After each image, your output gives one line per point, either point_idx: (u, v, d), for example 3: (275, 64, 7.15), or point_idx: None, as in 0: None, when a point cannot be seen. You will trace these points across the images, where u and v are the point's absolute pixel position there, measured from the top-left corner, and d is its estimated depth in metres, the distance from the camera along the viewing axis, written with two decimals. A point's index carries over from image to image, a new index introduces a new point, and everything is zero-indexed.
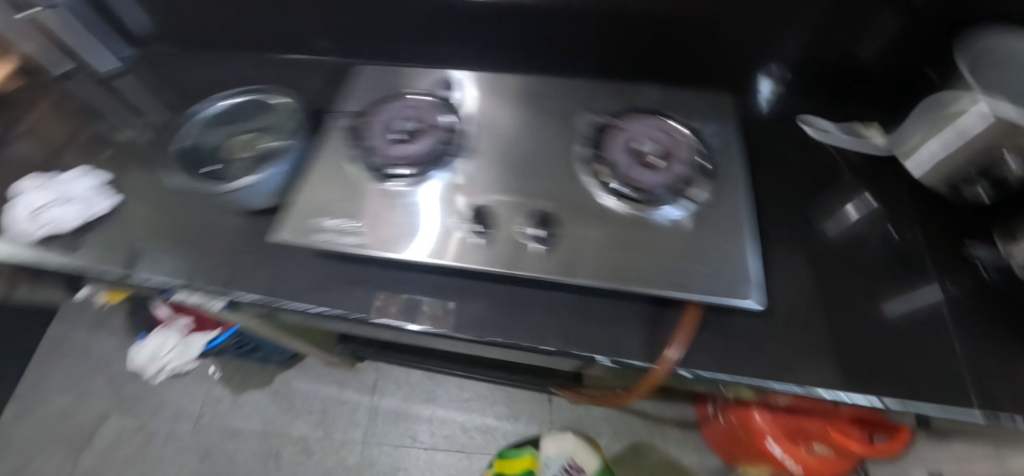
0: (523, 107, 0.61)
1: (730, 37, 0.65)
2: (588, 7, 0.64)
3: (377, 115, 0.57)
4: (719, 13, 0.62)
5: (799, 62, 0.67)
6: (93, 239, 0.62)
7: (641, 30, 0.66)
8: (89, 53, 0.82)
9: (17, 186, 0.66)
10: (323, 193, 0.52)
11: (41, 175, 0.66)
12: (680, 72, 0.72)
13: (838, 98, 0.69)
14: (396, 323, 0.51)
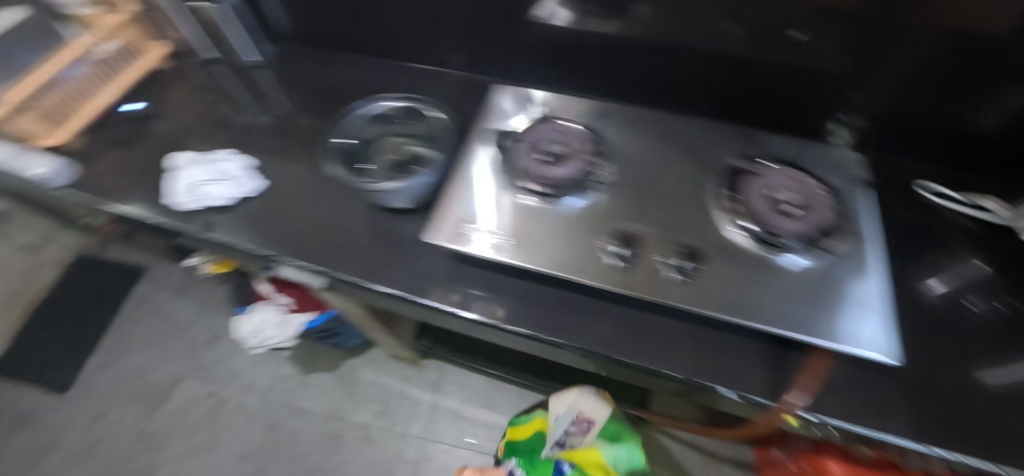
0: (656, 139, 0.63)
1: (843, 92, 0.66)
2: (720, 53, 0.68)
3: (524, 135, 0.61)
4: (837, 71, 0.63)
5: (879, 118, 0.68)
6: (240, 218, 0.68)
7: (764, 81, 0.70)
8: (240, 42, 0.88)
9: (173, 161, 0.72)
10: (474, 203, 0.57)
11: (195, 154, 0.73)
12: (779, 114, 0.74)
13: (951, 157, 0.70)
14: (531, 333, 0.56)
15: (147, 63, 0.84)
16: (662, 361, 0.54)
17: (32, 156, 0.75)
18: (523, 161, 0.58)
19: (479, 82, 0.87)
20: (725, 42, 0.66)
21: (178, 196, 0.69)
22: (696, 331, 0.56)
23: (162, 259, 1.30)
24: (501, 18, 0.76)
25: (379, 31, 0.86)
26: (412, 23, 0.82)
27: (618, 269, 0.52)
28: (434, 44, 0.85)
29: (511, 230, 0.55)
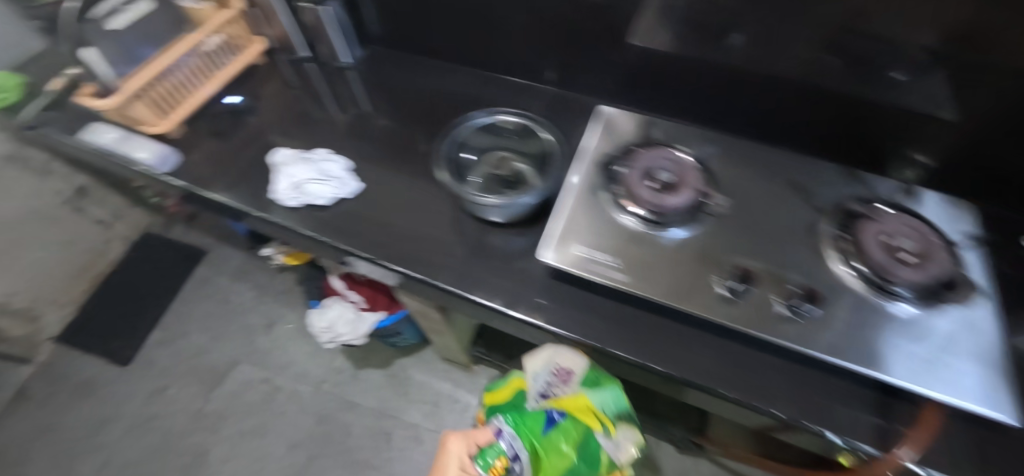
0: (764, 173, 0.63)
1: (923, 131, 0.66)
2: (825, 89, 0.67)
3: (635, 161, 0.61)
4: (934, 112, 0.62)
5: (950, 160, 0.68)
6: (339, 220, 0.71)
7: (866, 118, 0.68)
8: (342, 47, 0.88)
9: (276, 156, 0.74)
10: (582, 225, 0.58)
11: (296, 150, 0.75)
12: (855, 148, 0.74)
13: None
14: (633, 357, 0.56)
15: (247, 58, 0.87)
16: (768, 399, 0.53)
17: (137, 141, 0.78)
18: (635, 185, 0.59)
19: (566, 99, 0.88)
20: (830, 79, 0.66)
21: (284, 190, 0.71)
22: (799, 371, 0.55)
23: (224, 244, 1.34)
24: (600, 41, 0.77)
25: (473, 42, 0.87)
26: (508, 38, 0.84)
27: (728, 304, 0.52)
28: (524, 60, 0.86)
29: (619, 255, 0.56)
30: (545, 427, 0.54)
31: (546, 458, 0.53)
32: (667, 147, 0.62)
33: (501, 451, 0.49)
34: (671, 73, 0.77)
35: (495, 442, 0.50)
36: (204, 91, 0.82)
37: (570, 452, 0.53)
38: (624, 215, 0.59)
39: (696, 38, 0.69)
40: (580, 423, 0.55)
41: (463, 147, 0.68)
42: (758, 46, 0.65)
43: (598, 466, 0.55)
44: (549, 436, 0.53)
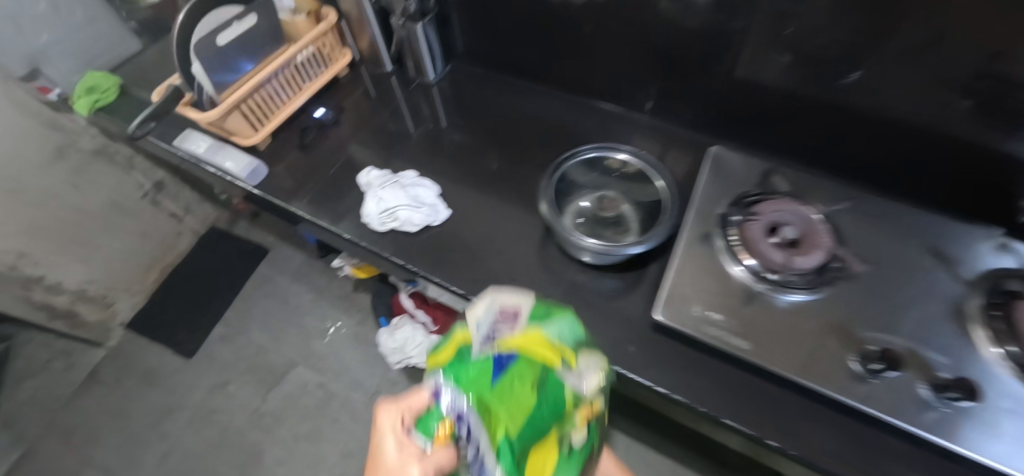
0: (897, 237, 0.57)
1: None
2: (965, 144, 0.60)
3: (760, 212, 0.56)
4: None
5: None
6: (426, 247, 0.70)
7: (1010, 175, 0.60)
8: (427, 66, 0.86)
9: (363, 179, 0.74)
10: (692, 280, 0.55)
11: (382, 174, 0.74)
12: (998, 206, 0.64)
13: None
14: (753, 433, 0.50)
15: (334, 71, 0.87)
16: None
17: (230, 152, 0.78)
18: (758, 239, 0.54)
19: (657, 129, 0.84)
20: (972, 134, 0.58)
21: (369, 208, 0.71)
22: None
23: (286, 244, 1.37)
24: (705, 72, 0.72)
25: (563, 65, 0.84)
26: (602, 64, 0.80)
27: (861, 385, 0.48)
28: (616, 86, 0.83)
29: (733, 317, 0.52)
30: (491, 377, 0.35)
31: (507, 414, 0.33)
32: (794, 201, 0.58)
33: (442, 415, 0.33)
34: (780, 111, 0.72)
35: (429, 413, 0.33)
36: (291, 104, 0.82)
37: (535, 397, 0.35)
38: (739, 270, 0.55)
39: (820, 78, 0.63)
40: (531, 360, 0.37)
41: (574, 178, 0.66)
42: (896, 91, 0.59)
43: (563, 407, 0.37)
44: (501, 384, 0.35)
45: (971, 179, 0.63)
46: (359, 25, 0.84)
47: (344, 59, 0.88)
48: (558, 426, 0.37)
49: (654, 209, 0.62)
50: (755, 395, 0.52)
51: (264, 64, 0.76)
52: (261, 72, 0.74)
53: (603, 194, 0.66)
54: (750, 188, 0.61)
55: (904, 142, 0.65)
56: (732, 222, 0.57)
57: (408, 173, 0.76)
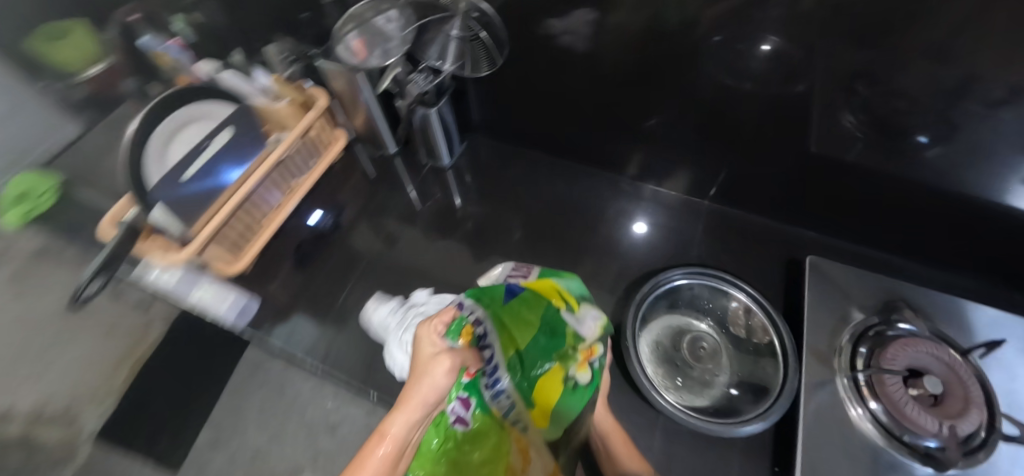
0: None
1: None
2: None
3: (901, 356, 0.46)
4: None
5: None
6: None
7: None
8: (442, 149, 0.73)
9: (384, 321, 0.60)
10: (823, 448, 0.46)
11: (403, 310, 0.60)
12: None
13: None
14: None
15: (329, 159, 0.72)
16: None
17: (216, 286, 0.62)
18: (903, 399, 0.44)
19: (711, 207, 0.74)
20: None
21: (401, 359, 0.56)
22: None
23: None
24: (788, 152, 0.61)
25: (601, 140, 0.74)
26: (649, 141, 0.69)
27: None
28: (665, 164, 0.71)
29: None
30: (504, 300, 0.43)
31: (515, 334, 0.41)
32: (939, 340, 0.47)
33: (466, 320, 0.40)
34: (864, 201, 0.62)
35: (455, 319, 0.40)
36: (281, 210, 0.67)
37: (538, 322, 0.41)
38: (858, 416, 0.46)
39: (935, 175, 0.54)
40: (542, 301, 0.43)
41: (660, 307, 0.55)
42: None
43: (562, 339, 0.42)
44: (512, 306, 0.42)
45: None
46: (353, 105, 0.69)
47: (339, 141, 0.74)
48: (562, 360, 0.41)
49: (762, 372, 0.50)
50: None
51: (248, 172, 0.60)
52: (243, 187, 0.58)
53: (697, 331, 0.54)
54: (867, 317, 0.51)
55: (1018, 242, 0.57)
56: (860, 365, 0.47)
57: (422, 293, 0.62)
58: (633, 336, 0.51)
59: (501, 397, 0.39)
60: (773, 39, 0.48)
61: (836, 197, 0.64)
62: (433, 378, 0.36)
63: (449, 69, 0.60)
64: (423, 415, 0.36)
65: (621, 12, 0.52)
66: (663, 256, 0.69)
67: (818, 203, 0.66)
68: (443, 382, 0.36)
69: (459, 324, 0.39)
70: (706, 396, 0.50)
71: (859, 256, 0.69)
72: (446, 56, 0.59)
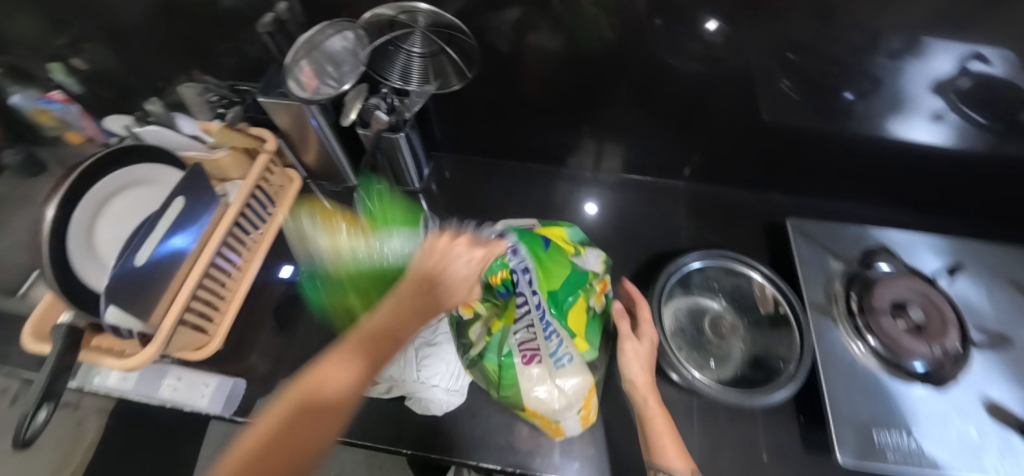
0: (981, 276, 0.58)
1: None
2: (966, 162, 0.66)
3: (883, 293, 0.52)
4: None
5: None
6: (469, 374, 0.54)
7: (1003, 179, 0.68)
8: (409, 172, 0.69)
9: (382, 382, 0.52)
10: (845, 385, 0.49)
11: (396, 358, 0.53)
12: (990, 202, 0.72)
13: None
14: None
15: (287, 206, 0.65)
16: None
17: (189, 375, 0.53)
18: (896, 332, 0.50)
19: (675, 186, 0.77)
20: (970, 154, 0.64)
21: (433, 399, 0.51)
22: None
23: None
24: (747, 124, 0.65)
25: (564, 139, 0.73)
26: (611, 133, 0.70)
27: None
28: (634, 152, 0.73)
29: (906, 425, 0.47)
30: (542, 246, 0.52)
31: (552, 274, 0.50)
32: (905, 273, 0.54)
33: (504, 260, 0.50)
34: (807, 156, 0.69)
35: (494, 263, 0.50)
36: (244, 273, 0.59)
37: (569, 265, 0.52)
38: (861, 351, 0.50)
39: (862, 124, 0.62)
40: (557, 244, 0.54)
41: (676, 293, 0.56)
42: (925, 127, 0.62)
43: (585, 276, 0.52)
44: (548, 252, 0.52)
45: (967, 186, 0.70)
46: (304, 140, 0.62)
47: (293, 182, 0.66)
48: (584, 294, 0.51)
49: (774, 344, 0.52)
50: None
51: (204, 237, 0.52)
52: (204, 256, 0.50)
53: (713, 311, 0.56)
54: (846, 266, 0.56)
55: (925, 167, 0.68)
56: (854, 310, 0.52)
57: None
58: (661, 327, 0.51)
59: (548, 334, 0.47)
60: (718, 18, 0.51)
61: (783, 158, 0.70)
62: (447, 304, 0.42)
63: (414, 91, 0.56)
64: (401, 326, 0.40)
65: (581, 10, 0.51)
66: (650, 241, 0.71)
67: (768, 166, 0.72)
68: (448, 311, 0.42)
69: (501, 266, 0.50)
70: (717, 372, 0.51)
71: (807, 204, 0.77)
72: (410, 77, 0.55)
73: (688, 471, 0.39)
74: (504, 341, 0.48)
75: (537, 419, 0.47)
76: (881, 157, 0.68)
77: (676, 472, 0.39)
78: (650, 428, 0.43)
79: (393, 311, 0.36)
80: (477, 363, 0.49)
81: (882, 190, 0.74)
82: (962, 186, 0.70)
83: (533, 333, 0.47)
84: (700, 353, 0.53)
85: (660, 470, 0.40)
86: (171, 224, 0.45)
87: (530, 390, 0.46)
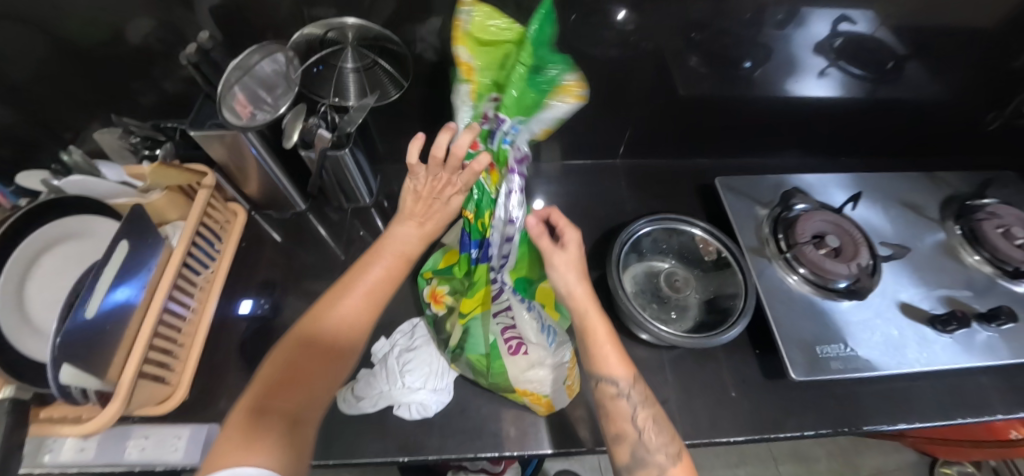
0: (875, 201, 0.67)
1: (903, 114, 0.80)
2: (844, 107, 0.77)
3: (802, 227, 0.60)
4: (923, 98, 0.77)
5: (929, 129, 0.83)
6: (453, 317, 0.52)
7: (875, 117, 0.80)
8: (358, 189, 0.68)
9: (362, 397, 0.52)
10: (786, 313, 0.55)
11: (374, 372, 0.53)
12: (868, 139, 0.85)
13: (1011, 130, 0.83)
14: (886, 425, 0.55)
15: (234, 242, 0.63)
16: (990, 406, 0.59)
17: (156, 432, 0.50)
18: (820, 258, 0.56)
19: (611, 165, 0.83)
20: (847, 99, 0.75)
21: (421, 401, 0.51)
22: (990, 372, 0.62)
23: None
24: (667, 99, 0.71)
25: None
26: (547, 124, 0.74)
27: (949, 343, 0.55)
28: (572, 138, 0.77)
29: (841, 337, 0.54)
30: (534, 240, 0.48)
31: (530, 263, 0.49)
32: (816, 209, 0.62)
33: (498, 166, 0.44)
34: (720, 121, 0.77)
35: (478, 188, 0.45)
36: (200, 315, 0.56)
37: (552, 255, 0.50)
38: (795, 281, 0.57)
39: (760, 85, 0.70)
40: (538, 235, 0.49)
41: (632, 258, 0.61)
42: (816, 84, 0.72)
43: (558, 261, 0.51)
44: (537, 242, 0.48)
45: (852, 128, 0.81)
46: (243, 171, 0.60)
47: (239, 217, 0.65)
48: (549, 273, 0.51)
49: (724, 288, 0.58)
50: (832, 340, 0.53)
51: (152, 285, 0.49)
52: (155, 303, 0.48)
53: (665, 269, 0.61)
54: (770, 211, 0.63)
55: (816, 116, 0.78)
56: (783, 247, 0.59)
57: (375, 346, 0.56)
58: (621, 288, 0.55)
59: (529, 308, 0.47)
60: (625, 8, 0.56)
61: (700, 125, 0.77)
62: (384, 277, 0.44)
63: (354, 106, 0.56)
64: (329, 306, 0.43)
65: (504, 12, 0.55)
66: (601, 218, 0.75)
67: (689, 135, 0.79)
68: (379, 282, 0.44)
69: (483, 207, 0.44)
70: (678, 321, 0.56)
71: (730, 164, 0.85)
72: (346, 92, 0.55)
73: (629, 377, 0.41)
74: (487, 332, 0.48)
75: (527, 398, 0.49)
76: (780, 113, 0.77)
77: (621, 380, 0.41)
78: (590, 341, 0.43)
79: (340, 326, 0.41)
80: (460, 355, 0.51)
81: (786, 141, 0.83)
82: (847, 128, 0.81)
83: (510, 319, 0.47)
84: (661, 306, 0.57)
85: (604, 380, 0.41)
86: (117, 273, 0.43)
87: (523, 372, 0.47)
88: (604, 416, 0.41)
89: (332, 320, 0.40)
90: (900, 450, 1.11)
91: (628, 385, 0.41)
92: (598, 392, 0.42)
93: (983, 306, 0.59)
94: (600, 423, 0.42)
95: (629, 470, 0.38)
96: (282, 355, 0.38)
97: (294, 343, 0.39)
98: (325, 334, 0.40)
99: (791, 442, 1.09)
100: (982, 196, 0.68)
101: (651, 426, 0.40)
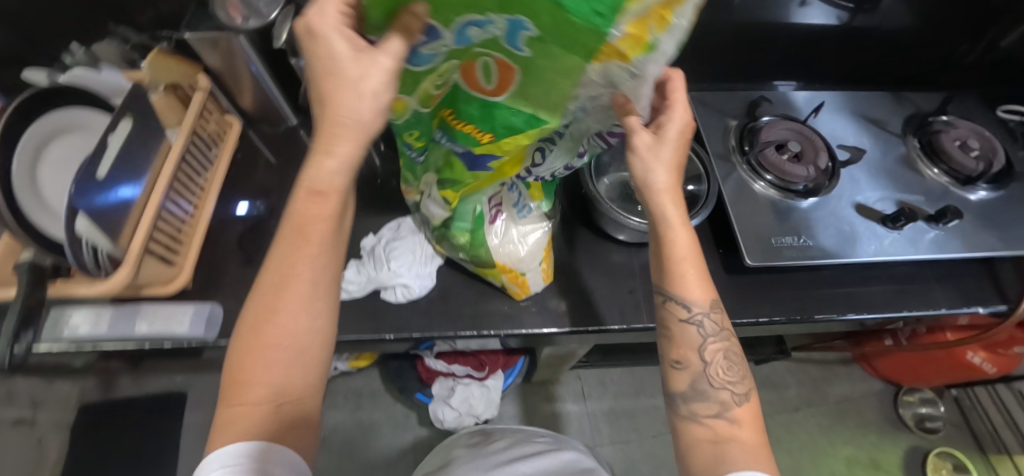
0: (839, 118, 0.70)
1: (878, 43, 0.82)
2: (820, 33, 0.79)
3: (764, 135, 0.64)
4: (896, 25, 0.79)
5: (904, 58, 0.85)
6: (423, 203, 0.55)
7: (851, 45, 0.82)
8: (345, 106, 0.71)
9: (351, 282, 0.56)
10: (747, 210, 0.59)
11: (362, 261, 0.57)
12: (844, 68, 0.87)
13: (984, 58, 0.85)
14: (835, 314, 0.60)
15: (230, 150, 0.66)
16: (934, 302, 0.63)
17: (164, 309, 0.54)
18: (778, 160, 0.61)
19: None
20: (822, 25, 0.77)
21: (409, 283, 0.56)
22: (940, 275, 0.66)
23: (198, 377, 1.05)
24: None
25: None
26: None
27: (897, 239, 0.59)
28: None
29: (797, 231, 0.58)
30: None
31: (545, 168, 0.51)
32: (779, 120, 0.66)
33: (463, 66, 0.34)
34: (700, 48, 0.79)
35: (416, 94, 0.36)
36: (200, 213, 0.60)
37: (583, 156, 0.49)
38: (762, 187, 0.61)
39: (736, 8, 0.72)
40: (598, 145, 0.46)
41: (606, 161, 0.65)
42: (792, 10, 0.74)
43: None
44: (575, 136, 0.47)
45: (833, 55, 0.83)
46: (237, 80, 0.64)
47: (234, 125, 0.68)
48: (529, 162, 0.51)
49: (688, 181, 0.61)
50: (792, 234, 0.58)
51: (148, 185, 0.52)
52: (153, 199, 0.51)
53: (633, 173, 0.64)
54: (739, 121, 0.67)
55: (793, 44, 0.80)
56: (745, 151, 0.63)
57: (365, 239, 0.61)
58: (594, 186, 0.62)
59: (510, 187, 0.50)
60: None
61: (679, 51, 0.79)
62: (309, 262, 0.35)
63: None
64: (255, 312, 0.35)
65: None
66: None
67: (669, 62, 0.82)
68: (318, 271, 0.35)
69: (500, 132, 0.38)
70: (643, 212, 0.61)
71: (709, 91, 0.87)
72: None
73: (704, 305, 0.42)
74: (473, 205, 0.50)
75: (506, 275, 0.53)
76: (758, 40, 0.79)
77: (696, 306, 0.42)
78: (670, 254, 0.42)
79: (285, 355, 0.34)
80: (444, 234, 0.54)
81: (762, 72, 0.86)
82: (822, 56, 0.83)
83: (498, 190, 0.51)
84: (619, 199, 0.62)
85: (677, 302, 0.42)
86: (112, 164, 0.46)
87: (502, 245, 0.51)
88: (668, 338, 0.43)
89: (273, 342, 0.34)
90: (869, 381, 1.17)
91: (701, 313, 0.42)
92: (667, 311, 0.43)
93: (933, 209, 0.63)
94: (662, 345, 0.44)
95: (685, 397, 0.42)
96: (234, 373, 0.34)
97: (241, 370, 0.34)
98: (274, 359, 0.34)
99: (763, 369, 1.15)
100: (943, 112, 0.72)
101: (721, 361, 0.43)
